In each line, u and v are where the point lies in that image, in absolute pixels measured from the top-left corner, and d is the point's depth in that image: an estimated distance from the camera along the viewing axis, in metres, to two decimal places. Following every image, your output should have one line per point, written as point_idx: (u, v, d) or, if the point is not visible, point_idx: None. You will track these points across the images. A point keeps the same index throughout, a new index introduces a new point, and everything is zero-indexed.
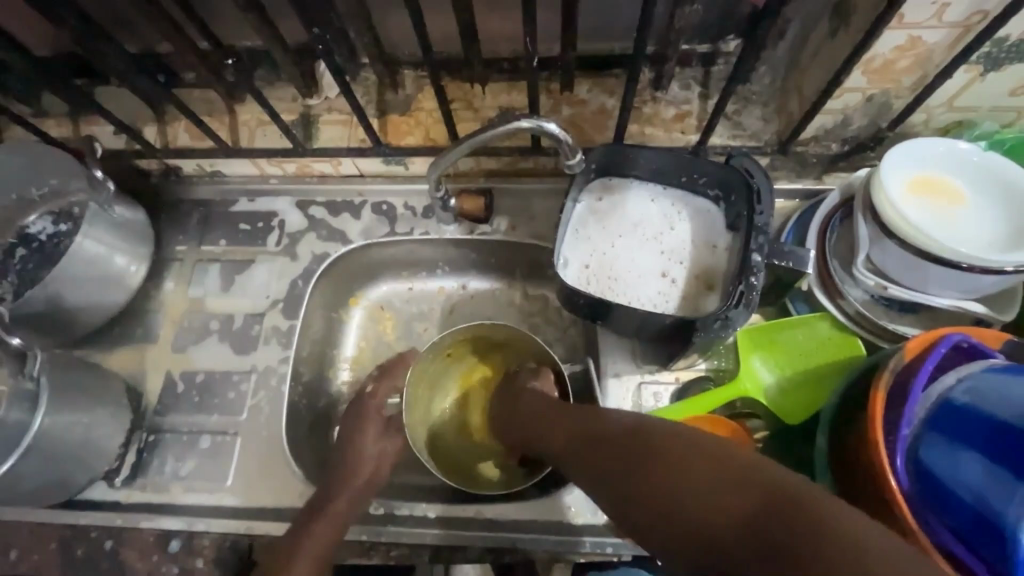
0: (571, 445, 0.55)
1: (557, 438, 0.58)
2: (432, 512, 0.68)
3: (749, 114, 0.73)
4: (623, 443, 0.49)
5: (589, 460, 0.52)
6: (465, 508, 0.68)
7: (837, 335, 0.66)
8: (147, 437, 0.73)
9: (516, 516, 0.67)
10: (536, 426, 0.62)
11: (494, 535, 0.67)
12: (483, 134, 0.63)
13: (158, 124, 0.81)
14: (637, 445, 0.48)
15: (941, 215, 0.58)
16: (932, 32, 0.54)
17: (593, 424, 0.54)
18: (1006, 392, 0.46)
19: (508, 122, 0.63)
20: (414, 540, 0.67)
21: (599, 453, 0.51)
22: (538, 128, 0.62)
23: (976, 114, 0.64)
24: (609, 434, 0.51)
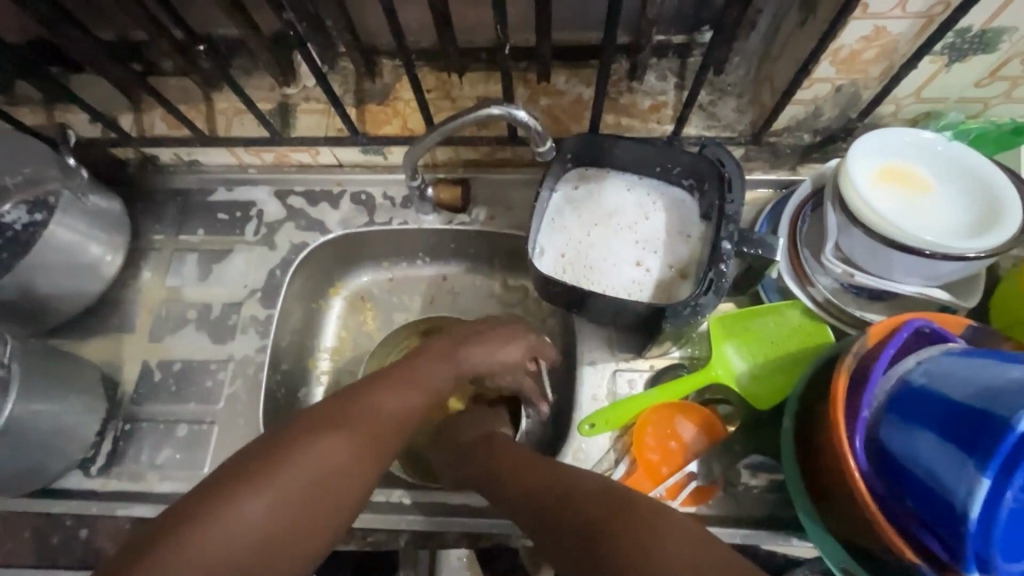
0: (532, 496, 0.55)
1: (516, 481, 0.58)
2: (407, 498, 0.69)
3: (724, 105, 0.74)
4: (594, 499, 0.51)
5: (552, 512, 0.52)
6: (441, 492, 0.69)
7: (808, 322, 0.67)
8: (123, 426, 0.73)
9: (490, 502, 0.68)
10: (491, 468, 0.61)
11: (470, 520, 0.67)
12: (457, 121, 0.64)
13: (134, 113, 0.80)
14: (608, 504, 0.50)
15: (906, 204, 0.59)
16: (896, 22, 0.55)
17: (556, 481, 0.55)
18: (960, 373, 0.46)
19: (480, 108, 0.63)
20: (390, 525, 0.68)
21: (566, 505, 0.52)
22: (510, 114, 0.62)
23: (942, 106, 0.65)
24: (579, 490, 0.53)
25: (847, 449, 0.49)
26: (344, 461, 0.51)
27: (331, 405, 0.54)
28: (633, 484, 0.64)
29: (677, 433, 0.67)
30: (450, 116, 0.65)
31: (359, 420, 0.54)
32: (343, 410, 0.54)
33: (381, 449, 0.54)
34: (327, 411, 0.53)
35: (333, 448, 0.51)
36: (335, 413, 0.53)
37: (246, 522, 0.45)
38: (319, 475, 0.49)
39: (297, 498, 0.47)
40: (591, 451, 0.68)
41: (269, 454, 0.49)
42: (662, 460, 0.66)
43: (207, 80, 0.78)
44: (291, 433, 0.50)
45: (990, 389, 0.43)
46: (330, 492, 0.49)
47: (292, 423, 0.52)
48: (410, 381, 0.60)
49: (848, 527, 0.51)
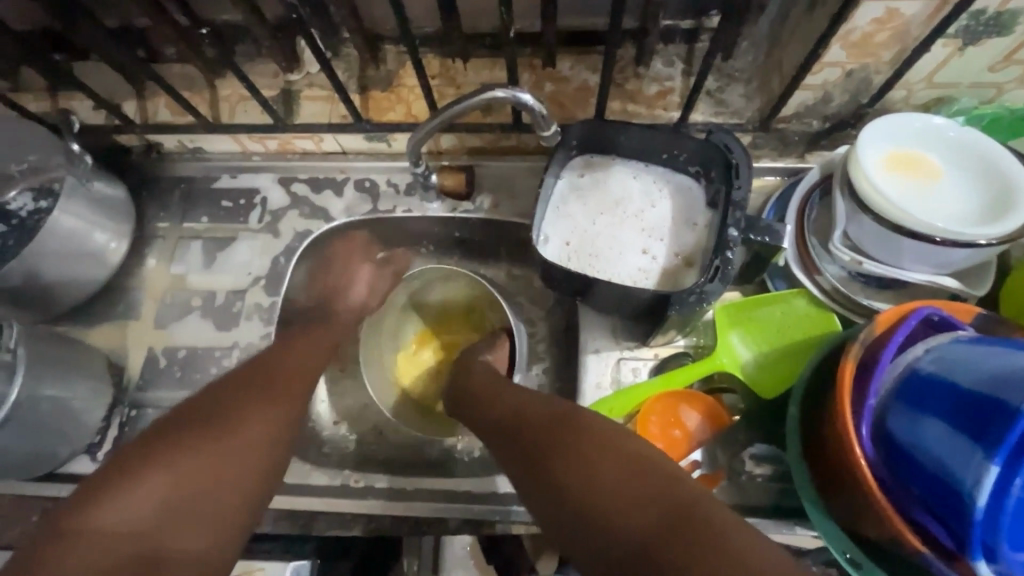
0: (514, 423, 0.58)
1: (506, 408, 0.61)
2: (381, 483, 0.69)
3: (732, 91, 0.73)
4: (567, 433, 0.53)
5: (526, 438, 0.56)
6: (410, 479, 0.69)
7: (815, 312, 0.66)
8: (129, 411, 0.73)
9: (460, 488, 0.69)
10: (485, 398, 0.65)
11: (458, 505, 0.67)
12: (460, 106, 0.63)
13: (138, 100, 0.80)
14: (576, 437, 0.52)
15: (917, 191, 0.58)
16: (909, 3, 0.53)
17: (526, 404, 0.59)
18: (972, 362, 0.45)
19: (485, 93, 0.62)
20: (370, 510, 0.67)
21: (539, 434, 0.55)
22: (514, 98, 0.61)
23: (956, 91, 0.64)
24: (557, 422, 0.55)
25: (853, 436, 0.49)
26: (250, 421, 0.60)
27: (224, 384, 0.63)
28: None
29: (681, 421, 0.66)
30: (453, 101, 0.65)
31: (242, 392, 0.62)
32: (239, 387, 0.63)
33: (282, 404, 0.63)
34: (226, 390, 0.62)
35: (237, 412, 0.60)
36: (233, 389, 0.62)
37: (153, 492, 0.52)
38: (229, 438, 0.57)
39: (210, 452, 0.56)
40: None
41: (184, 425, 0.58)
42: (666, 448, 0.65)
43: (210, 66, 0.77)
44: (177, 419, 0.58)
45: (999, 376, 0.43)
46: (239, 443, 0.57)
47: (200, 401, 0.60)
48: (297, 340, 0.71)
49: (855, 516, 0.51)
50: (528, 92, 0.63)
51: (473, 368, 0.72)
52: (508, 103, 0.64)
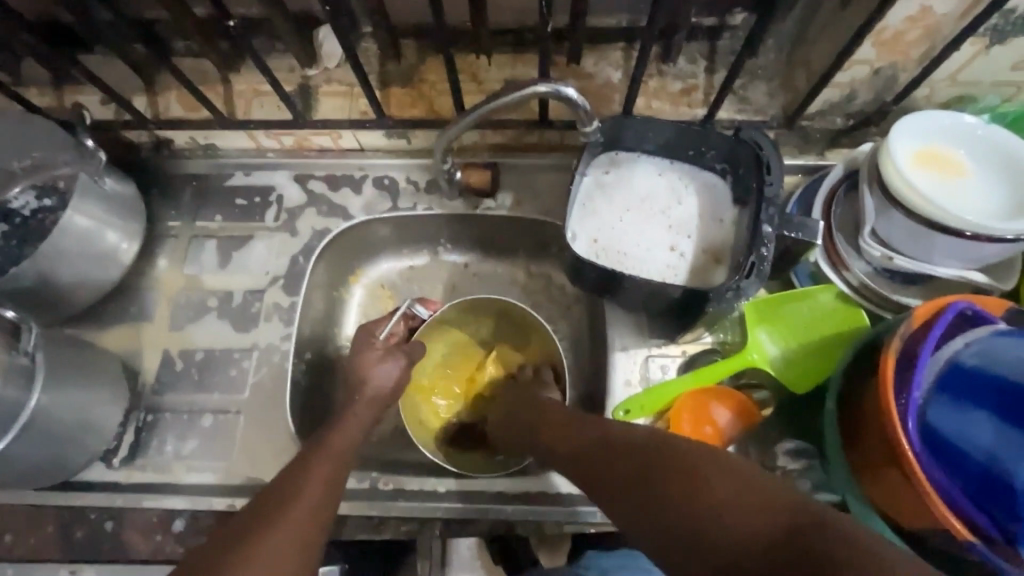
0: (585, 448, 0.52)
1: (574, 438, 0.54)
2: (443, 487, 0.68)
3: (755, 88, 0.73)
4: (645, 452, 0.46)
5: (602, 467, 0.49)
6: (476, 482, 0.68)
7: (841, 306, 0.67)
8: (145, 416, 0.71)
9: (503, 489, 0.68)
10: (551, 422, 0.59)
11: (482, 508, 0.67)
12: (494, 102, 0.62)
13: (149, 95, 0.77)
14: (656, 452, 0.45)
15: (946, 187, 0.59)
16: (942, 2, 0.54)
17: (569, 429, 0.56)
18: (1008, 354, 0.49)
19: (521, 88, 0.61)
20: (404, 513, 0.67)
21: (625, 466, 0.46)
22: (554, 93, 0.60)
23: (977, 89, 0.65)
24: (625, 440, 0.49)
25: (901, 428, 0.49)
26: (291, 521, 0.51)
27: (262, 497, 0.54)
28: None
29: (713, 418, 0.66)
30: (487, 98, 0.63)
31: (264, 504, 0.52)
32: (277, 493, 0.54)
33: (319, 497, 0.54)
34: (261, 505, 0.52)
35: (271, 527, 0.49)
36: (278, 495, 0.53)
37: None
38: (274, 542, 0.48)
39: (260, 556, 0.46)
40: None
41: (225, 546, 0.48)
42: None
43: (226, 60, 0.75)
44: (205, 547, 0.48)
45: None
46: (286, 529, 0.50)
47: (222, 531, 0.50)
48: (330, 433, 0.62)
49: (901, 507, 0.51)
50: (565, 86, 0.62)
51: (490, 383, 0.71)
52: (544, 98, 0.63)
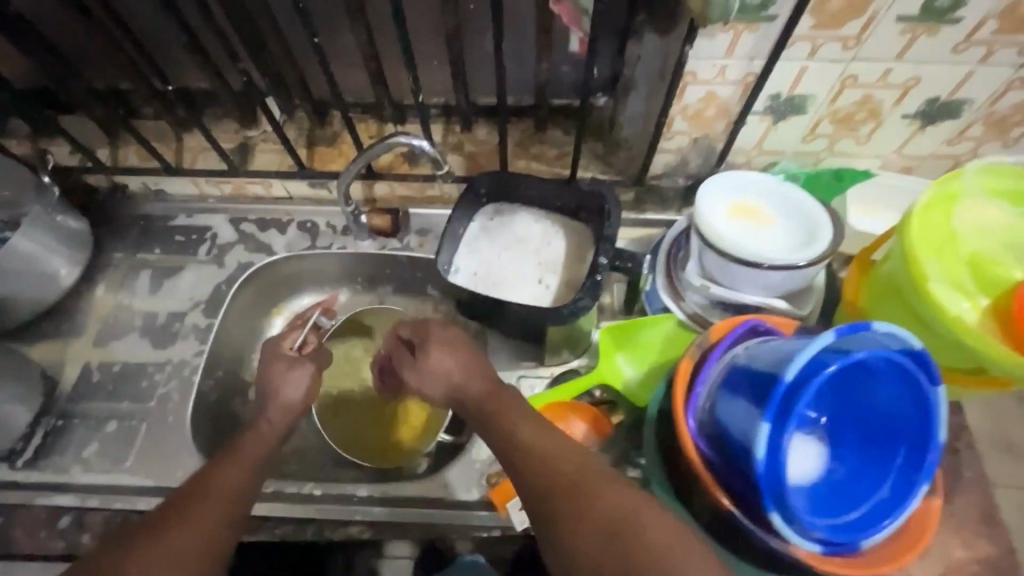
0: (554, 491, 0.50)
1: (528, 463, 0.53)
2: (317, 490, 0.72)
3: (616, 155, 0.88)
4: (613, 528, 0.46)
5: (553, 500, 0.50)
6: (349, 486, 0.72)
7: (680, 331, 0.78)
8: (56, 421, 0.77)
9: (381, 495, 0.72)
10: (517, 424, 0.56)
11: (350, 509, 0.71)
12: (369, 153, 0.75)
13: (112, 148, 0.92)
14: (632, 515, 0.46)
15: (746, 229, 0.72)
16: (722, 87, 0.70)
17: (543, 458, 0.52)
18: (769, 352, 0.56)
19: (386, 140, 0.74)
20: (282, 513, 0.70)
21: (572, 496, 0.49)
22: (411, 144, 0.74)
23: (782, 157, 0.80)
24: (599, 482, 0.49)
25: (685, 428, 0.58)
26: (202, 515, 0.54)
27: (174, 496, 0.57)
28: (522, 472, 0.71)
29: (570, 428, 0.73)
30: (362, 152, 0.77)
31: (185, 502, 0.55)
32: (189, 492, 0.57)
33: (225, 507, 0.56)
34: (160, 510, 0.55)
35: (167, 532, 0.52)
36: (178, 501, 0.56)
37: None
38: (184, 533, 0.52)
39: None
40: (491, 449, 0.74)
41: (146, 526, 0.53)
42: None
43: (179, 123, 0.90)
44: (115, 540, 0.52)
45: (779, 357, 0.53)
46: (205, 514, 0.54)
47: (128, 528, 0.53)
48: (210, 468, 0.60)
49: (704, 502, 0.58)
50: (424, 137, 0.76)
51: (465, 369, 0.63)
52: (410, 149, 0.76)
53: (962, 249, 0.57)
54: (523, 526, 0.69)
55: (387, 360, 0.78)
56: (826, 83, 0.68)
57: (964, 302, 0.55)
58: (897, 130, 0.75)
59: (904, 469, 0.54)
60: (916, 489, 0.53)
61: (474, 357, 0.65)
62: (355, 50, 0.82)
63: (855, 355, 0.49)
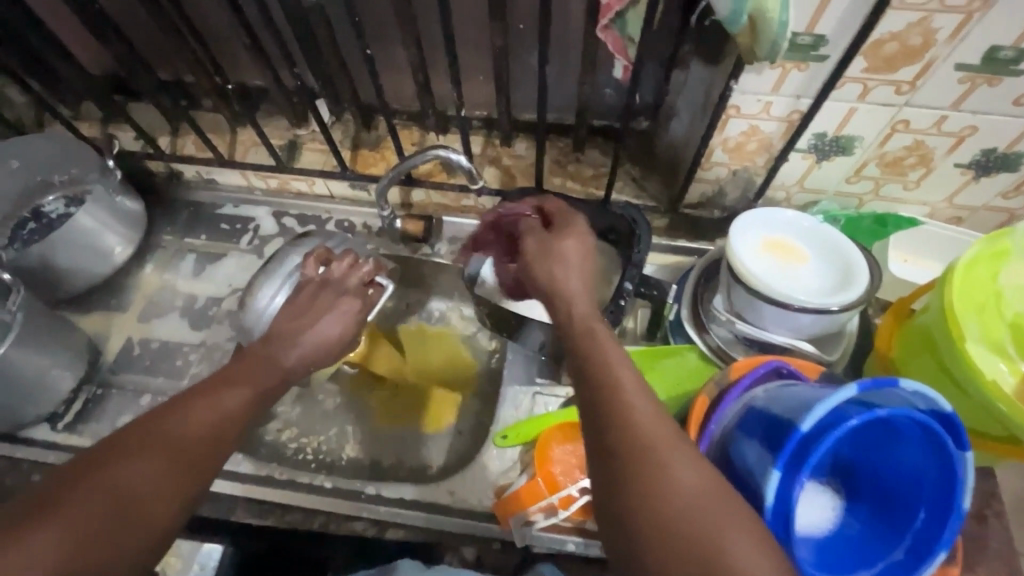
0: (628, 445, 0.43)
1: (608, 403, 0.45)
2: (328, 483, 0.74)
3: (651, 180, 0.88)
4: (694, 507, 0.40)
5: (623, 453, 0.43)
6: (360, 482, 0.74)
7: (701, 364, 0.77)
8: (96, 390, 0.82)
9: (391, 494, 0.73)
10: (609, 358, 0.48)
11: (357, 504, 0.72)
12: (408, 163, 0.77)
13: (172, 136, 0.97)
14: (710, 498, 0.40)
15: (779, 267, 0.70)
16: (766, 122, 0.69)
17: (622, 404, 0.45)
18: (789, 396, 0.55)
19: (428, 151, 0.76)
20: (297, 501, 0.73)
21: (648, 454, 0.42)
22: (449, 158, 0.75)
23: (823, 197, 0.79)
24: (681, 451, 0.43)
25: None
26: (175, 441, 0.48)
27: (150, 418, 0.50)
28: (530, 490, 0.69)
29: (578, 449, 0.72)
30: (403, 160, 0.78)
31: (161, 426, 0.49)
32: (170, 415, 0.50)
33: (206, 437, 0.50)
34: (133, 433, 0.48)
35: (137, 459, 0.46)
36: (130, 439, 0.48)
37: (46, 533, 0.41)
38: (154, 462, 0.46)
39: (84, 535, 0.42)
40: (499, 462, 0.75)
41: (122, 447, 0.47)
42: (563, 472, 0.70)
43: (235, 116, 0.95)
44: (91, 453, 0.47)
45: (799, 403, 0.52)
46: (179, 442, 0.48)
47: (104, 446, 0.47)
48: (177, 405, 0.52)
49: None
50: (463, 154, 0.78)
51: (572, 277, 0.57)
52: (448, 162, 0.77)
53: (1006, 310, 0.56)
54: (524, 543, 0.69)
55: (511, 221, 0.72)
56: (875, 126, 0.67)
57: (1001, 363, 0.54)
58: (948, 179, 0.72)
59: (921, 534, 0.53)
60: (932, 556, 0.51)
61: (588, 275, 0.58)
62: (404, 58, 0.84)
63: (878, 411, 0.47)
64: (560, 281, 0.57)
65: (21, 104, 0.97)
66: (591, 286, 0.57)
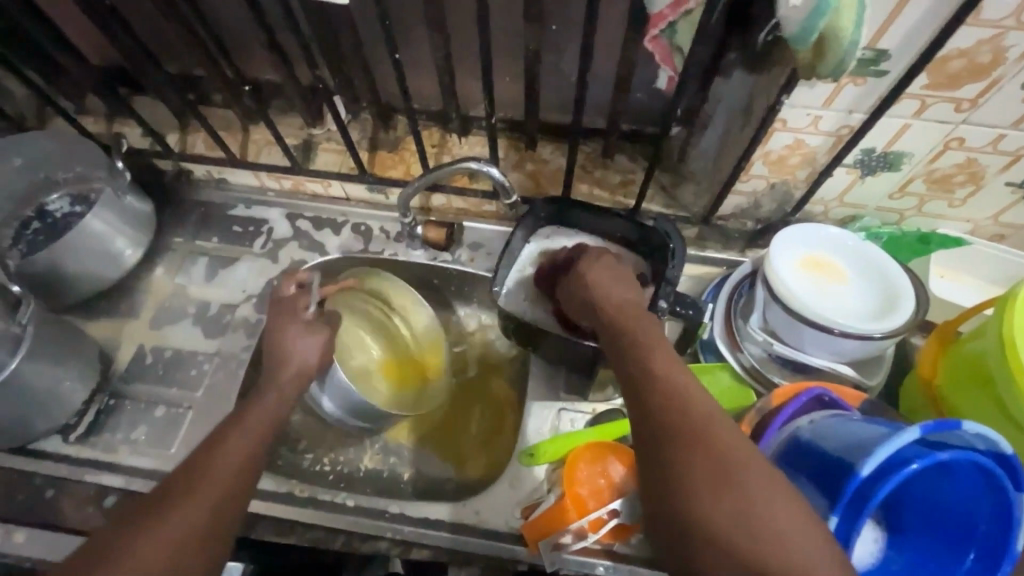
0: (674, 415, 0.49)
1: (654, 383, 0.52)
2: (350, 501, 0.72)
3: (682, 189, 0.85)
4: (736, 467, 0.45)
5: (669, 422, 0.49)
6: (386, 501, 0.72)
7: (736, 385, 0.74)
8: (108, 400, 0.79)
9: (418, 513, 0.71)
10: (654, 349, 0.56)
11: (383, 524, 0.70)
12: (437, 172, 0.74)
13: (181, 133, 0.93)
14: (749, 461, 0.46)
15: (819, 287, 0.68)
16: (812, 136, 0.66)
17: (667, 384, 0.51)
18: (838, 431, 0.53)
19: (459, 162, 0.73)
20: (324, 522, 0.71)
21: (692, 425, 0.48)
22: (481, 171, 0.72)
23: (863, 212, 0.76)
24: (722, 423, 0.48)
25: None
26: (186, 507, 0.51)
27: (161, 489, 0.54)
28: (559, 511, 0.67)
29: (607, 471, 0.69)
30: (431, 169, 0.76)
31: (172, 493, 0.53)
32: (178, 481, 0.54)
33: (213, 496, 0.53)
34: (146, 506, 0.52)
35: (151, 529, 0.49)
36: (169, 490, 0.53)
37: None
38: (169, 528, 0.50)
39: None
40: (528, 481, 0.74)
41: (136, 520, 0.50)
42: (590, 495, 0.68)
43: (247, 114, 0.91)
44: (109, 531, 0.50)
45: (852, 441, 0.50)
46: (189, 506, 0.52)
47: (120, 522, 0.51)
48: (215, 440, 0.58)
49: None
50: (497, 167, 0.75)
51: (614, 288, 0.66)
52: (479, 174, 0.75)
53: None
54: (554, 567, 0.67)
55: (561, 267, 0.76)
56: (927, 143, 0.64)
57: None
58: (997, 198, 0.69)
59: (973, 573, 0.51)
60: None
61: (628, 290, 0.66)
62: (427, 56, 0.80)
63: (939, 454, 0.45)
64: (603, 290, 0.66)
65: (21, 97, 0.92)
66: (629, 295, 0.65)
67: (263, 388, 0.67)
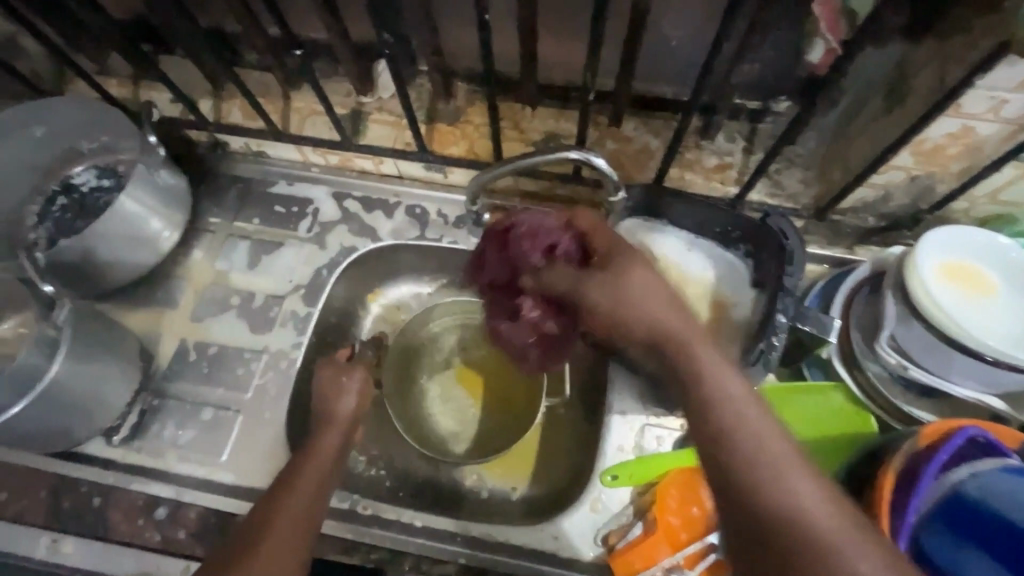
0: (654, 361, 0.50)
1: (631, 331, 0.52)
2: (418, 521, 0.66)
3: (789, 175, 0.72)
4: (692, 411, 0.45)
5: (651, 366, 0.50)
6: (456, 521, 0.66)
7: (849, 408, 0.66)
8: (151, 400, 0.73)
9: (494, 537, 0.65)
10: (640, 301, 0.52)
11: (459, 550, 0.65)
12: (532, 158, 0.64)
13: (215, 99, 0.83)
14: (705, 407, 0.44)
15: (971, 304, 0.58)
16: (987, 124, 0.54)
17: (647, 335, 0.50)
18: (1013, 494, 0.49)
19: (557, 151, 0.64)
20: (395, 545, 0.66)
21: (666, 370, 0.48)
22: (586, 160, 0.63)
23: (1016, 210, 0.64)
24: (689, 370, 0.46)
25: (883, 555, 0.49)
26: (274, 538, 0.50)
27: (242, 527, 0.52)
28: (650, 543, 0.61)
29: (700, 499, 0.63)
30: (520, 155, 0.66)
31: (254, 526, 0.51)
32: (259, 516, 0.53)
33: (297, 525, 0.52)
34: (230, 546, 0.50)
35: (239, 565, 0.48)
36: (253, 523, 0.52)
37: None
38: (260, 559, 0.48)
39: None
40: (607, 501, 0.67)
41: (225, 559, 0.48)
42: (682, 526, 0.63)
43: (288, 78, 0.80)
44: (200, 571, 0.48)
45: None
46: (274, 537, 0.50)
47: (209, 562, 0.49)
48: (279, 488, 0.56)
49: None
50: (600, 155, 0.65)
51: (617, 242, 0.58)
52: (577, 163, 0.65)
53: None
54: None
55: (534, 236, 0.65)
56: None
57: None
58: None
59: None
60: None
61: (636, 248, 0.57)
62: (504, 12, 0.68)
63: None
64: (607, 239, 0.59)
65: (38, 55, 0.82)
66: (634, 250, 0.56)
67: (321, 429, 0.64)
